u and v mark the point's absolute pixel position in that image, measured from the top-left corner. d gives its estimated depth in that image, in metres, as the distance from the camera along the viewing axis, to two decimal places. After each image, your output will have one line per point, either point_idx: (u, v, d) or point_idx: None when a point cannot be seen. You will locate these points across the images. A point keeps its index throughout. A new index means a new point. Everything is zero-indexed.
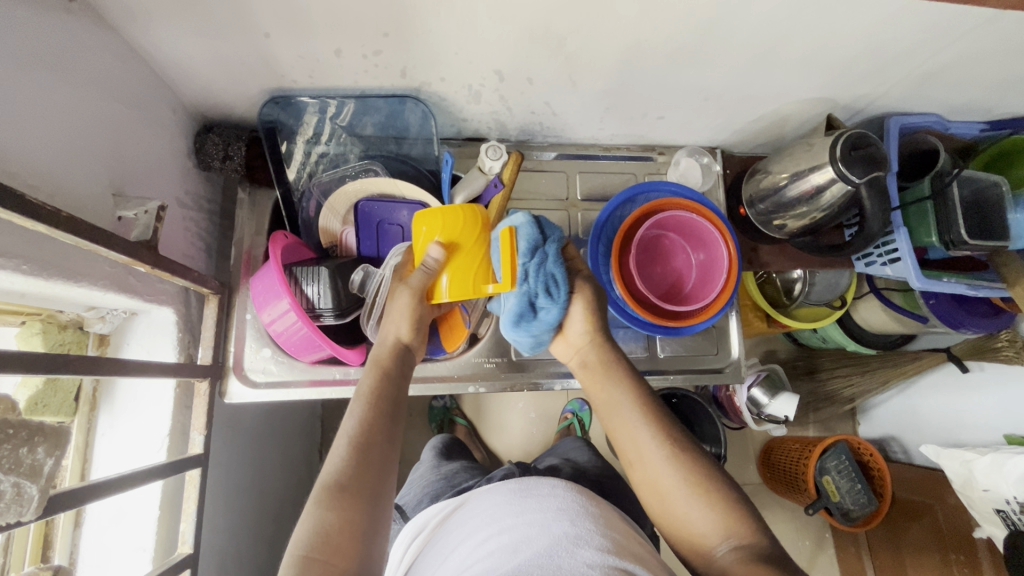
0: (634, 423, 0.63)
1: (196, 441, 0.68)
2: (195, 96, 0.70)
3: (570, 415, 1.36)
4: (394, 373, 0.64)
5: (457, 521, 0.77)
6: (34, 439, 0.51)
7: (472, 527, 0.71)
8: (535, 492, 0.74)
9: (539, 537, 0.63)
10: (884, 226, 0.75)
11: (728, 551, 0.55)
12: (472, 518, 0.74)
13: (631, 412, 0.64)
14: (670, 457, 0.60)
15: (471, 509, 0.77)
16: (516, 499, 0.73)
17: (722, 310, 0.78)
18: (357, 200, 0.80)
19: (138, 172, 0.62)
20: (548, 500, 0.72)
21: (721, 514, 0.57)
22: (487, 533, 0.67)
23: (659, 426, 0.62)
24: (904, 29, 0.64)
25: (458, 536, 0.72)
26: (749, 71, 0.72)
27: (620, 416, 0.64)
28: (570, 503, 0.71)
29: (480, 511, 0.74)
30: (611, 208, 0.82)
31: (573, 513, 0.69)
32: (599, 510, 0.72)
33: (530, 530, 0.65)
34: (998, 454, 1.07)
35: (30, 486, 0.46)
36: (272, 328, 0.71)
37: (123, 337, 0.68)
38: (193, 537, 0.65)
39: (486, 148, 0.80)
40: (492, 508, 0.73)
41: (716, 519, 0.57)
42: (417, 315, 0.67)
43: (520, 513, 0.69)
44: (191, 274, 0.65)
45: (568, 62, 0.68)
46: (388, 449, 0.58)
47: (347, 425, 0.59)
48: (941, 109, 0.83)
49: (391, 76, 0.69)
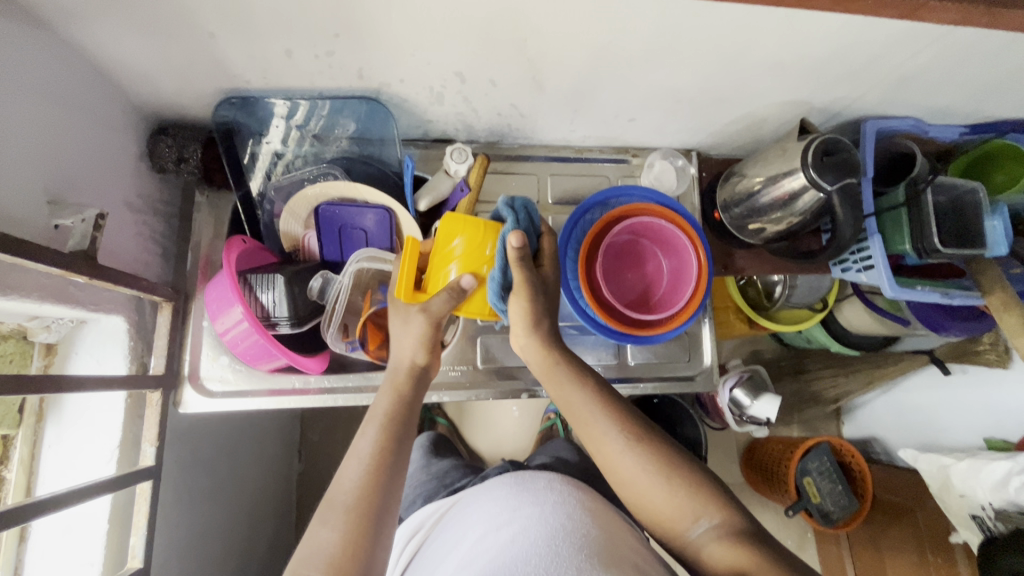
0: (593, 418, 0.64)
1: (148, 453, 0.66)
2: (145, 97, 0.68)
3: (552, 415, 1.34)
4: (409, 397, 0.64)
5: (455, 517, 0.77)
6: None
7: (469, 524, 0.72)
8: (530, 487, 0.74)
9: (536, 526, 0.64)
10: (856, 233, 0.72)
11: (704, 532, 0.58)
12: (469, 516, 0.74)
13: (589, 406, 0.64)
14: (639, 450, 0.61)
15: (466, 507, 0.78)
16: (514, 494, 0.73)
17: (691, 319, 0.77)
18: (318, 205, 0.77)
19: (82, 179, 0.60)
20: (544, 494, 0.72)
21: (693, 495, 0.59)
22: (483, 530, 0.68)
23: (621, 421, 0.63)
24: (876, 33, 0.62)
25: (457, 532, 0.72)
26: (720, 73, 0.69)
27: (585, 417, 0.64)
28: (565, 496, 0.72)
29: (478, 508, 0.75)
30: (581, 211, 0.80)
31: (569, 505, 0.69)
32: (593, 504, 0.72)
33: (529, 521, 0.66)
34: (976, 459, 1.07)
35: None
36: (226, 337, 0.70)
37: (71, 346, 0.66)
38: (143, 551, 0.64)
39: (450, 151, 0.77)
40: (491, 503, 0.73)
41: (689, 502, 0.59)
42: (431, 338, 0.66)
43: (516, 508, 0.69)
44: (139, 282, 0.64)
45: (530, 63, 0.66)
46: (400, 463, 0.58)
47: (358, 447, 0.58)
48: (920, 112, 0.81)
49: (348, 77, 0.67)
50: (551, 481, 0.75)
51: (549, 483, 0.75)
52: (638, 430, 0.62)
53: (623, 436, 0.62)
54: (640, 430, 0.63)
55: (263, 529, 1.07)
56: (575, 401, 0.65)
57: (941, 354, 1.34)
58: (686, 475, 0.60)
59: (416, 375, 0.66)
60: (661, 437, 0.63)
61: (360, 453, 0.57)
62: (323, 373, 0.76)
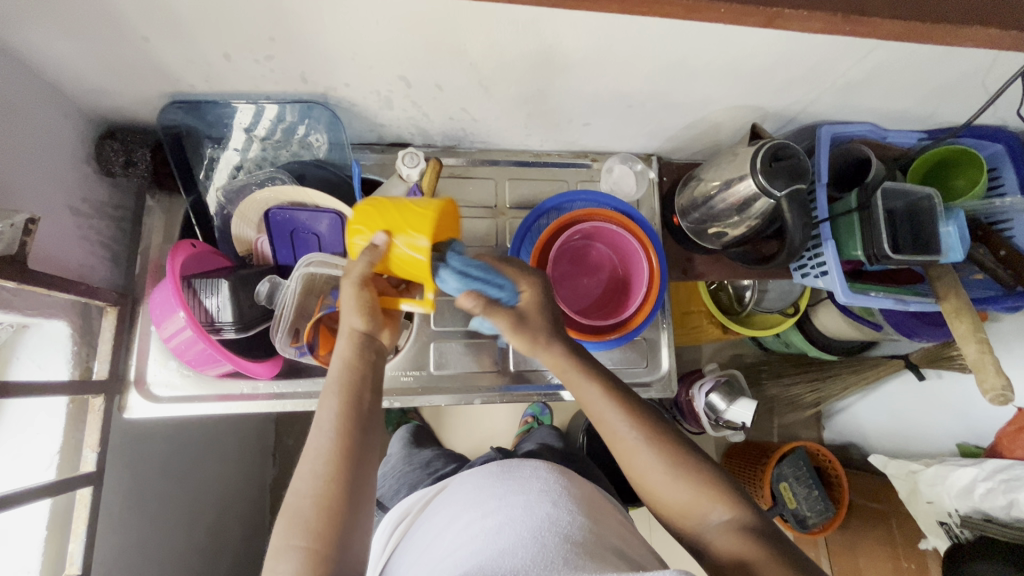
0: (608, 414, 0.61)
1: (89, 459, 0.66)
2: (89, 99, 0.67)
3: (530, 419, 1.34)
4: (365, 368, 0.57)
5: (441, 504, 0.76)
6: None
7: (456, 510, 0.71)
8: (516, 475, 0.73)
9: (525, 517, 0.62)
10: (805, 240, 0.72)
11: (718, 527, 0.56)
12: (456, 502, 0.73)
13: (602, 402, 0.61)
14: (656, 449, 0.59)
15: (450, 494, 0.77)
16: (500, 482, 0.72)
17: (641, 327, 0.76)
18: (268, 209, 0.77)
19: (18, 182, 0.60)
20: (530, 482, 0.71)
21: (706, 489, 0.58)
22: (470, 518, 0.66)
23: (634, 415, 0.60)
24: (816, 37, 0.61)
25: (443, 518, 0.71)
26: (668, 78, 0.69)
27: (595, 409, 0.61)
28: (551, 485, 0.70)
29: (464, 494, 0.74)
30: (535, 214, 0.80)
31: (555, 493, 0.68)
32: (578, 493, 0.71)
33: (514, 510, 0.64)
34: (942, 465, 1.06)
35: None
36: (172, 343, 0.69)
37: (12, 351, 0.65)
38: (82, 558, 0.64)
39: (404, 154, 0.77)
40: (475, 490, 0.72)
41: (700, 497, 0.58)
42: (369, 300, 0.58)
43: (502, 497, 0.68)
44: (78, 286, 0.63)
45: (474, 68, 0.66)
46: (362, 473, 0.53)
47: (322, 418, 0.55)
48: (876, 117, 0.81)
49: (292, 81, 0.67)
50: (537, 470, 0.74)
51: (535, 471, 0.74)
52: (653, 427, 0.60)
53: (644, 438, 0.59)
54: (656, 429, 0.60)
55: (229, 532, 1.06)
56: (592, 403, 0.61)
57: (915, 359, 1.34)
58: (698, 471, 0.59)
59: (364, 344, 0.58)
60: (671, 430, 0.61)
61: (323, 448, 0.53)
62: (273, 378, 0.76)
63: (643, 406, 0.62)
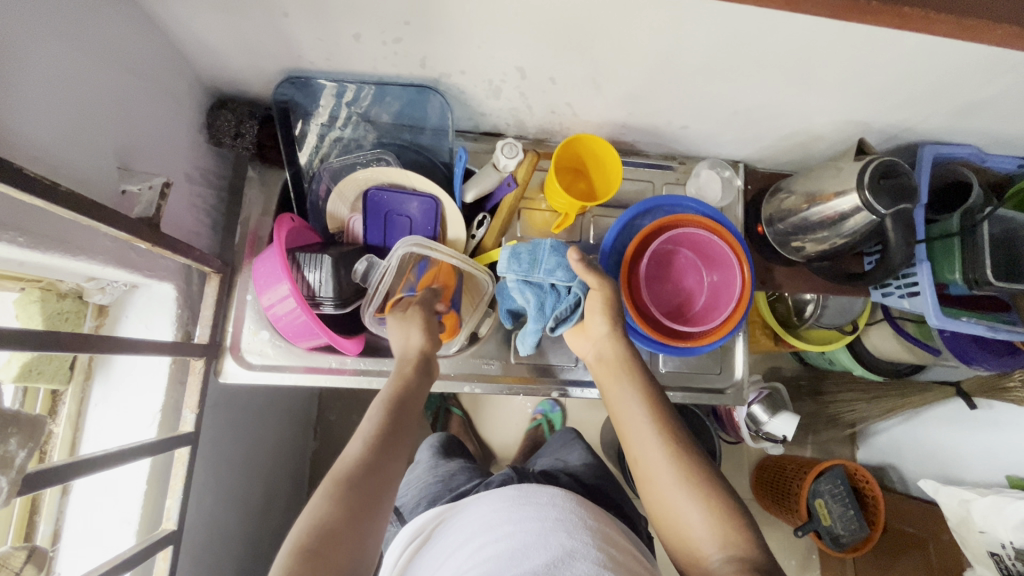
0: (637, 416, 0.62)
1: (188, 420, 0.68)
2: (210, 69, 0.69)
3: (540, 417, 1.35)
4: (416, 385, 0.64)
5: (455, 526, 0.75)
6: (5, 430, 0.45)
7: (471, 534, 0.69)
8: (533, 500, 0.73)
9: (541, 544, 0.63)
10: (906, 261, 0.71)
11: (722, 564, 0.53)
12: (469, 522, 0.72)
13: (637, 407, 0.62)
14: (674, 461, 0.58)
15: (466, 515, 0.76)
16: (516, 507, 0.71)
17: (728, 335, 0.76)
18: (368, 188, 0.78)
19: (149, 145, 0.62)
20: (547, 510, 0.71)
21: (719, 522, 0.55)
22: (484, 540, 0.66)
23: (663, 424, 0.60)
24: (949, 55, 0.61)
25: (459, 540, 0.70)
26: (784, 87, 0.69)
27: (625, 410, 0.63)
28: (569, 515, 0.70)
29: (478, 517, 0.73)
30: (628, 217, 0.80)
31: (570, 524, 0.68)
32: (595, 525, 0.71)
33: (529, 538, 0.64)
34: (999, 497, 1.05)
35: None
36: (271, 311, 0.71)
37: (122, 310, 0.67)
38: (177, 514, 0.65)
39: (502, 146, 0.77)
40: (492, 512, 0.72)
41: (711, 525, 0.55)
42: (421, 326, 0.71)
43: (516, 521, 0.68)
44: (193, 252, 0.65)
45: (594, 64, 0.66)
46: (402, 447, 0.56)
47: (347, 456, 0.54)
48: (979, 140, 0.79)
49: (411, 65, 0.67)
50: (554, 497, 0.74)
51: (552, 499, 0.73)
52: (682, 444, 0.59)
53: (667, 450, 0.59)
54: (683, 445, 0.59)
55: (279, 502, 1.08)
56: (624, 402, 0.63)
57: (969, 388, 1.31)
58: (718, 498, 0.56)
59: (422, 364, 0.67)
60: (703, 457, 0.59)
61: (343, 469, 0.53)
62: (359, 356, 0.77)
63: (679, 424, 0.61)
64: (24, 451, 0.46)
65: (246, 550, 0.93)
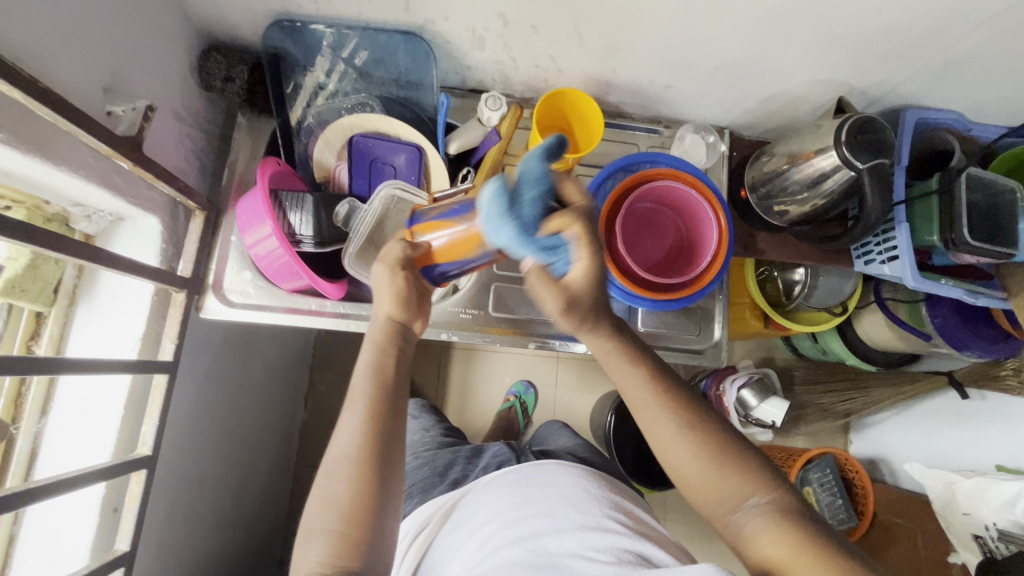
0: (638, 387, 0.58)
1: (167, 349, 0.70)
2: (201, 10, 0.71)
3: (512, 398, 1.35)
4: (394, 348, 0.57)
5: (463, 514, 0.71)
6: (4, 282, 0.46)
7: (477, 522, 0.67)
8: (536, 481, 0.70)
9: (551, 525, 0.61)
10: (883, 215, 0.71)
11: (755, 510, 0.52)
12: (475, 512, 0.69)
13: (632, 375, 0.59)
14: (688, 425, 0.56)
15: (468, 502, 0.73)
16: (520, 490, 0.69)
17: (705, 290, 0.78)
18: (353, 135, 0.80)
19: (137, 75, 0.64)
20: (551, 489, 0.68)
21: (744, 472, 0.54)
22: (494, 528, 0.63)
23: (663, 389, 0.57)
24: (922, 5, 0.61)
25: (473, 525, 0.67)
26: (764, 40, 0.70)
27: (621, 379, 0.59)
28: (573, 489, 0.69)
29: (486, 504, 0.70)
30: (600, 180, 0.80)
31: (576, 499, 0.66)
32: (602, 493, 0.69)
33: (540, 527, 0.61)
34: (984, 478, 1.03)
35: None
36: (254, 251, 0.72)
37: (108, 240, 0.69)
38: (153, 440, 0.67)
39: (485, 98, 0.78)
40: (495, 499, 0.69)
41: (734, 480, 0.54)
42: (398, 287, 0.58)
43: (524, 507, 0.65)
44: (177, 183, 0.67)
45: (574, 11, 0.67)
46: (399, 394, 0.56)
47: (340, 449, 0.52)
48: (962, 106, 0.80)
49: (395, 9, 0.69)
50: (556, 473, 0.72)
51: (553, 475, 0.72)
52: (686, 406, 0.57)
53: (675, 417, 0.56)
54: (685, 403, 0.57)
55: (263, 460, 1.09)
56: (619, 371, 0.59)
57: (962, 376, 1.29)
58: (734, 452, 0.55)
59: (397, 333, 0.59)
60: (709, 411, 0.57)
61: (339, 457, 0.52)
62: (339, 300, 0.78)
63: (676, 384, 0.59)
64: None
65: (225, 498, 0.94)
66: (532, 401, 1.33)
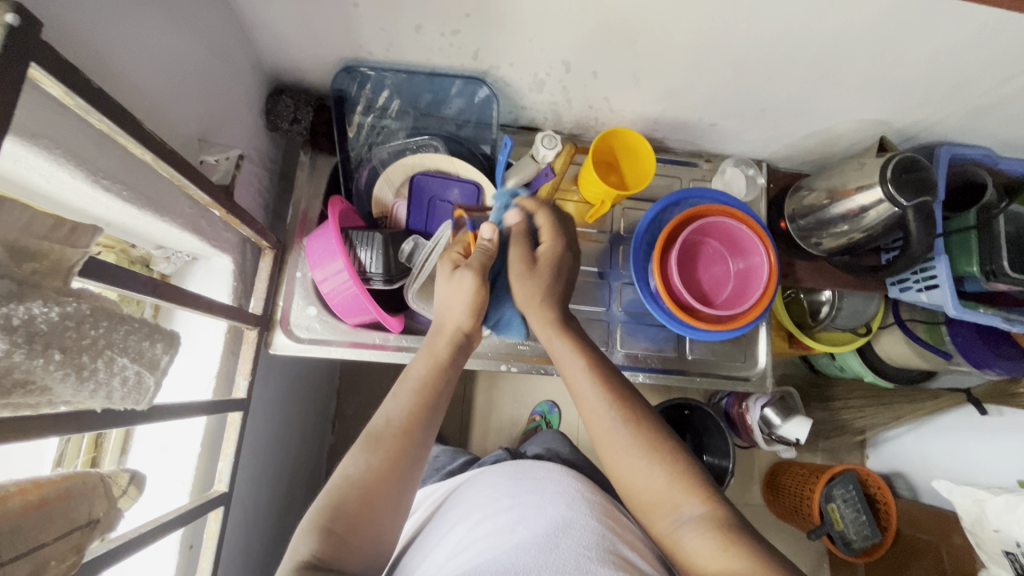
0: (592, 399, 0.65)
1: (241, 386, 0.70)
2: (274, 57, 0.73)
3: (538, 417, 1.35)
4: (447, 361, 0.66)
5: (458, 498, 0.76)
6: (153, 335, 0.44)
7: (467, 508, 0.71)
8: (530, 476, 0.74)
9: (544, 512, 0.64)
10: (926, 251, 0.75)
11: (693, 522, 0.56)
12: (469, 499, 0.73)
13: (588, 387, 0.65)
14: (634, 436, 0.61)
15: (464, 491, 0.77)
16: (513, 481, 0.73)
17: (753, 321, 0.80)
18: (415, 173, 0.83)
19: (221, 123, 0.66)
20: (544, 483, 0.72)
21: (681, 482, 0.59)
22: (481, 514, 0.67)
23: (613, 399, 0.64)
24: (967, 56, 0.65)
25: (454, 516, 0.70)
26: (812, 86, 0.73)
27: (582, 394, 0.66)
28: (566, 486, 0.72)
29: (478, 494, 0.73)
30: (656, 210, 0.84)
31: (570, 495, 0.69)
32: (598, 498, 0.72)
33: (527, 510, 0.65)
34: (1012, 496, 1.06)
35: (148, 376, 0.43)
36: (324, 288, 0.74)
37: (183, 280, 0.70)
38: (229, 476, 0.68)
39: (541, 137, 0.81)
40: (489, 488, 0.73)
41: (671, 488, 0.59)
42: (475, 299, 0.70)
43: (516, 495, 0.69)
44: (255, 224, 0.68)
45: (636, 59, 0.70)
46: (438, 408, 0.63)
47: (350, 471, 0.56)
48: (992, 142, 0.84)
49: (463, 57, 0.72)
50: (551, 471, 0.76)
51: (549, 473, 0.75)
52: (634, 416, 0.63)
53: (623, 426, 0.62)
54: (632, 415, 0.63)
55: (304, 488, 1.09)
56: (581, 387, 0.66)
57: (979, 393, 1.31)
58: (675, 462, 0.60)
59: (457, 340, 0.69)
60: (657, 423, 0.63)
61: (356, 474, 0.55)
62: (401, 333, 0.80)
63: (630, 396, 0.65)
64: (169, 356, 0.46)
65: (277, 530, 0.94)
66: (556, 421, 1.31)
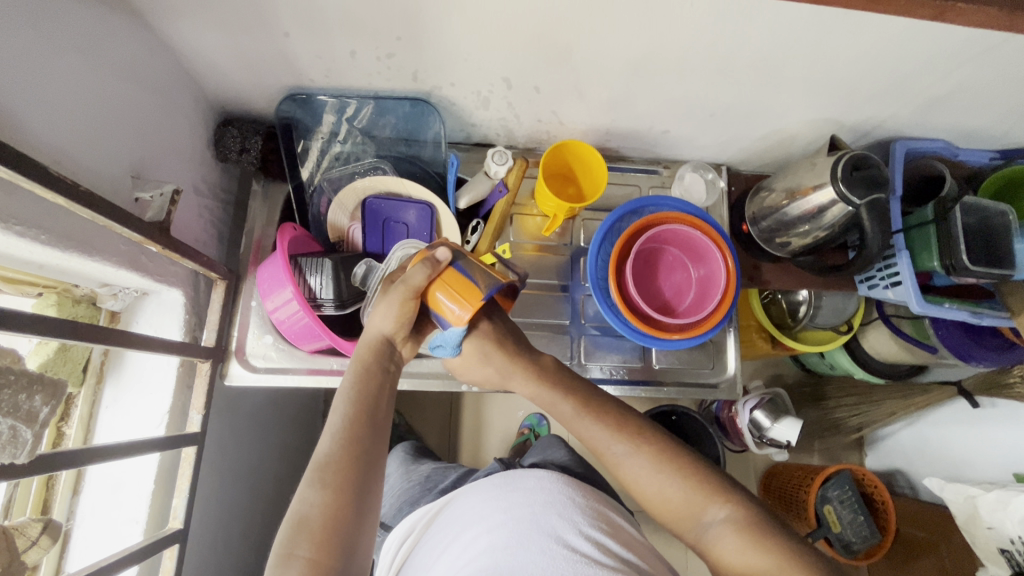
0: (593, 430, 0.61)
1: (195, 420, 0.69)
2: (217, 89, 0.74)
3: (526, 430, 1.31)
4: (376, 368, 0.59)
5: (448, 517, 0.69)
6: (33, 388, 0.49)
7: (457, 531, 0.64)
8: (519, 486, 0.66)
9: (536, 535, 0.58)
10: (883, 249, 0.73)
11: (717, 526, 0.55)
12: (458, 517, 0.67)
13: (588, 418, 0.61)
14: (646, 456, 0.58)
15: (453, 510, 0.70)
16: (502, 494, 0.66)
17: (713, 329, 0.79)
18: (365, 197, 0.82)
19: (159, 158, 0.66)
20: (534, 495, 0.64)
21: (701, 489, 0.57)
22: (474, 538, 0.60)
23: (617, 424, 0.60)
24: (902, 54, 0.65)
25: (445, 538, 0.65)
26: (755, 89, 0.73)
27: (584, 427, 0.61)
28: (556, 495, 0.65)
29: (467, 511, 0.67)
30: (611, 220, 0.83)
31: (560, 506, 0.63)
32: (586, 502, 0.66)
33: (520, 533, 0.59)
34: (1004, 491, 1.03)
35: (24, 429, 0.45)
36: (275, 315, 0.74)
37: (133, 316, 0.70)
38: (183, 513, 0.67)
39: (492, 154, 0.81)
40: (479, 505, 0.66)
41: (696, 498, 0.56)
42: (407, 314, 0.60)
43: (506, 513, 0.62)
44: (200, 257, 0.68)
45: (575, 72, 0.70)
46: (384, 410, 0.57)
47: (304, 509, 0.48)
48: (948, 134, 0.83)
49: (403, 79, 0.72)
50: (541, 480, 0.67)
51: (540, 482, 0.67)
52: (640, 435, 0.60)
53: (632, 449, 0.59)
54: (641, 433, 0.60)
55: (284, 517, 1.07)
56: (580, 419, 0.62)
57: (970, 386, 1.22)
58: (693, 472, 0.57)
59: (385, 352, 0.60)
60: (666, 437, 0.60)
61: (316, 495, 0.49)
62: None
63: (629, 415, 0.62)
64: (50, 408, 0.50)
65: (251, 561, 0.93)
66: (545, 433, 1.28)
